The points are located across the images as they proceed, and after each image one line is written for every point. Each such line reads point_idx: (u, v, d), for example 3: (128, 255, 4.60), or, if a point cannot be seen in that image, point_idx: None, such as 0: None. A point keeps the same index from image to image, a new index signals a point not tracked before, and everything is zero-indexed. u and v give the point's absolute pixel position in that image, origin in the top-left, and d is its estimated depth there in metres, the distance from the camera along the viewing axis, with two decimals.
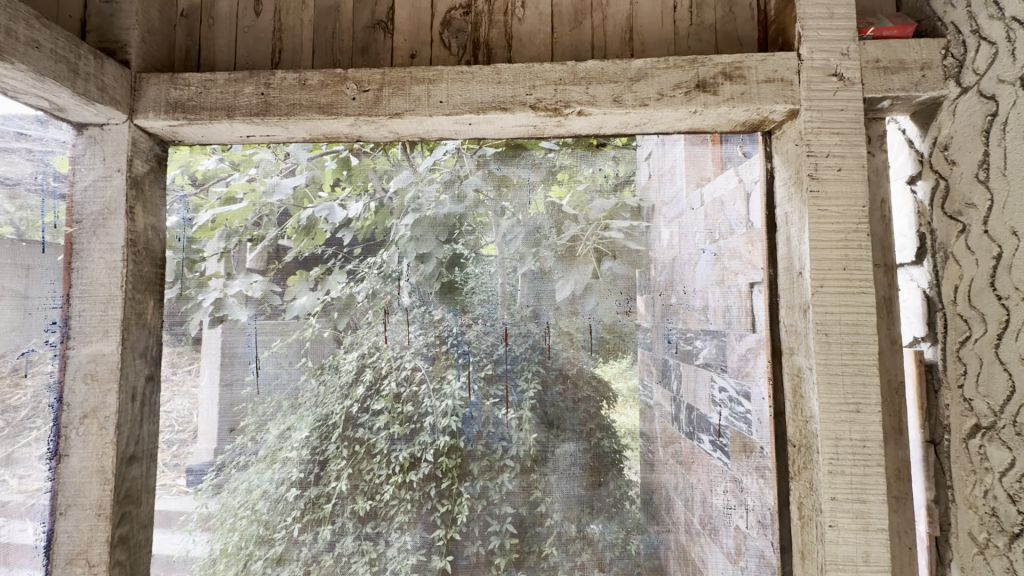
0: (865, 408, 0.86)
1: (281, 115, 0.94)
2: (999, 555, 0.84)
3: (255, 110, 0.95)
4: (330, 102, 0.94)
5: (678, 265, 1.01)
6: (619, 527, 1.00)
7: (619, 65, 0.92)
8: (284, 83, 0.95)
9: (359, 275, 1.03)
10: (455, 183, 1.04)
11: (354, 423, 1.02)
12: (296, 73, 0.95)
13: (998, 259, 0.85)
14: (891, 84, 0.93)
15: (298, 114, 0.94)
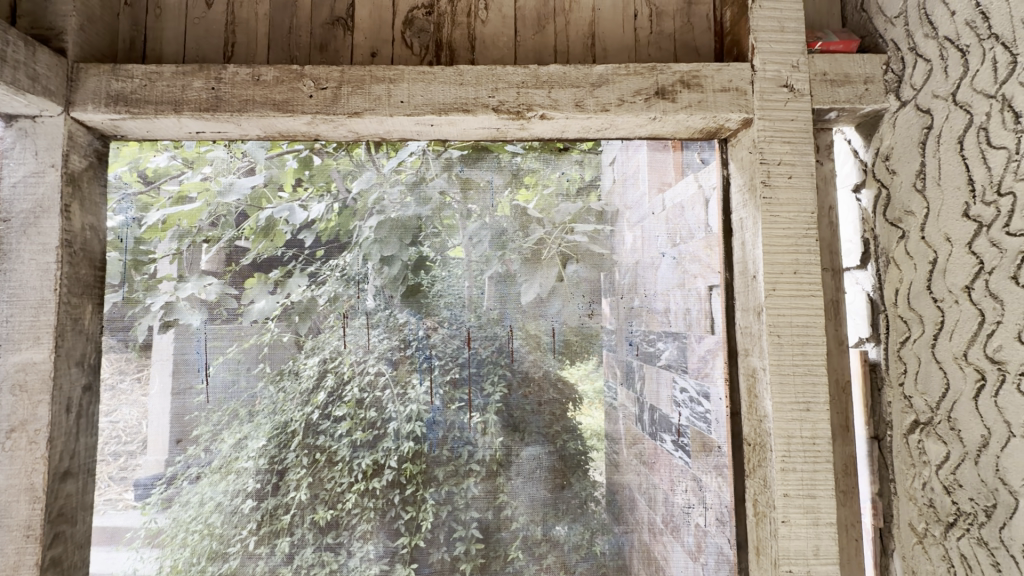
0: (814, 406, 0.90)
1: (234, 111, 0.91)
2: (936, 544, 0.90)
3: (205, 105, 0.91)
4: (286, 99, 0.92)
5: (642, 268, 1.02)
6: (584, 528, 1.00)
7: (581, 70, 0.94)
8: (236, 78, 0.92)
9: (321, 278, 1.00)
10: (421, 186, 1.03)
11: (315, 430, 0.99)
12: (250, 68, 0.92)
13: (934, 264, 0.90)
14: (837, 96, 0.98)
15: (251, 111, 0.91)
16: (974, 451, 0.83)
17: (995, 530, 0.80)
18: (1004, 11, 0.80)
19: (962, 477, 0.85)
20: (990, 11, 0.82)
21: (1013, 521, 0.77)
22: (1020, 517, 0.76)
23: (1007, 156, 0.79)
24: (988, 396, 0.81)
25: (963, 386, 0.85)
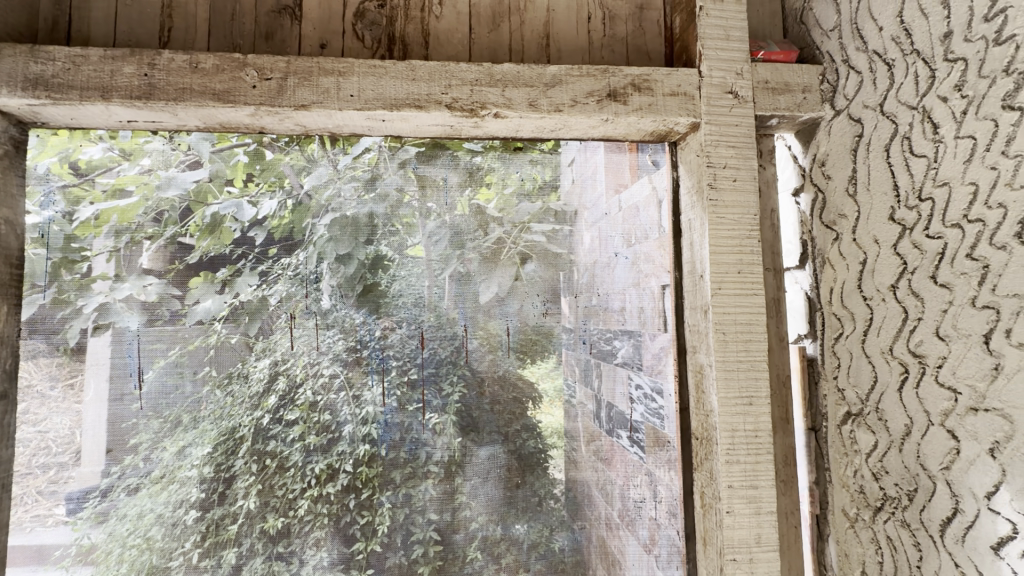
0: (756, 400, 0.94)
1: (170, 100, 0.86)
2: (865, 527, 0.96)
3: (137, 92, 0.86)
4: (226, 89, 0.88)
5: (599, 268, 1.03)
6: (543, 526, 1.00)
7: (534, 70, 0.94)
8: (172, 65, 0.87)
9: (272, 277, 0.96)
10: (376, 183, 1.00)
11: (265, 435, 0.95)
12: (187, 55, 0.87)
13: (864, 264, 0.96)
14: (778, 104, 1.03)
15: (188, 100, 0.87)
16: (898, 439, 0.89)
17: (916, 513, 0.86)
18: (925, 28, 0.86)
19: (888, 463, 0.91)
20: (912, 28, 0.88)
21: (932, 503, 0.83)
22: (937, 499, 0.82)
23: (926, 164, 0.85)
24: (910, 388, 0.87)
25: (890, 378, 0.91)
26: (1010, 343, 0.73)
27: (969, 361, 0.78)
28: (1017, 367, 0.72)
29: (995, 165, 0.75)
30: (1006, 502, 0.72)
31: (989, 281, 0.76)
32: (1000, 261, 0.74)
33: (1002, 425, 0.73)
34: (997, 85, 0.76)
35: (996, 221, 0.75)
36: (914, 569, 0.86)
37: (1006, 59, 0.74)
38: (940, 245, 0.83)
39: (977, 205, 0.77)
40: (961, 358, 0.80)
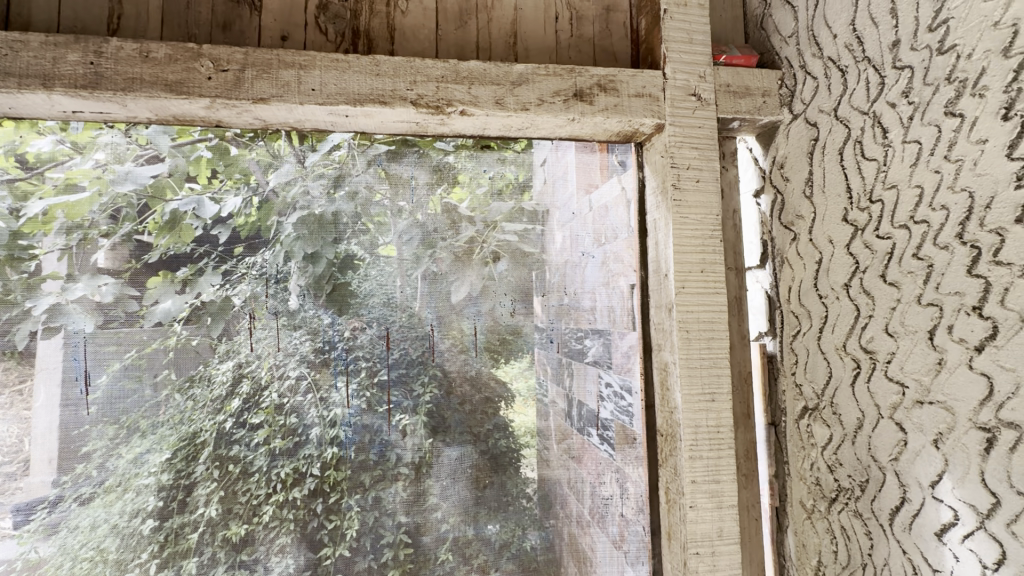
0: (718, 396, 0.96)
1: (118, 90, 0.82)
2: (821, 518, 1.00)
3: (82, 81, 0.81)
4: (180, 80, 0.84)
5: (570, 267, 1.04)
6: (515, 525, 1.00)
7: (501, 68, 0.94)
8: (120, 53, 0.83)
9: (236, 276, 0.93)
10: (344, 181, 0.98)
11: (228, 440, 0.91)
12: (137, 43, 0.83)
13: (820, 264, 1.00)
14: (739, 107, 1.06)
15: (138, 91, 0.83)
16: (851, 432, 0.93)
17: (868, 502, 0.90)
18: (875, 37, 0.90)
19: (842, 456, 0.95)
20: (864, 37, 0.92)
21: (882, 493, 0.87)
22: (887, 489, 0.86)
23: (877, 167, 0.89)
24: (863, 382, 0.91)
25: (843, 374, 0.95)
26: (952, 339, 0.77)
27: (915, 356, 0.82)
28: (958, 361, 0.76)
29: (939, 169, 0.79)
30: (949, 491, 0.76)
31: (933, 279, 0.79)
32: (943, 260, 0.78)
33: (944, 417, 0.77)
34: (939, 93, 0.79)
35: (939, 222, 0.78)
36: (866, 557, 0.90)
37: (948, 68, 0.78)
38: (889, 245, 0.86)
39: (923, 207, 0.81)
40: (908, 353, 0.83)
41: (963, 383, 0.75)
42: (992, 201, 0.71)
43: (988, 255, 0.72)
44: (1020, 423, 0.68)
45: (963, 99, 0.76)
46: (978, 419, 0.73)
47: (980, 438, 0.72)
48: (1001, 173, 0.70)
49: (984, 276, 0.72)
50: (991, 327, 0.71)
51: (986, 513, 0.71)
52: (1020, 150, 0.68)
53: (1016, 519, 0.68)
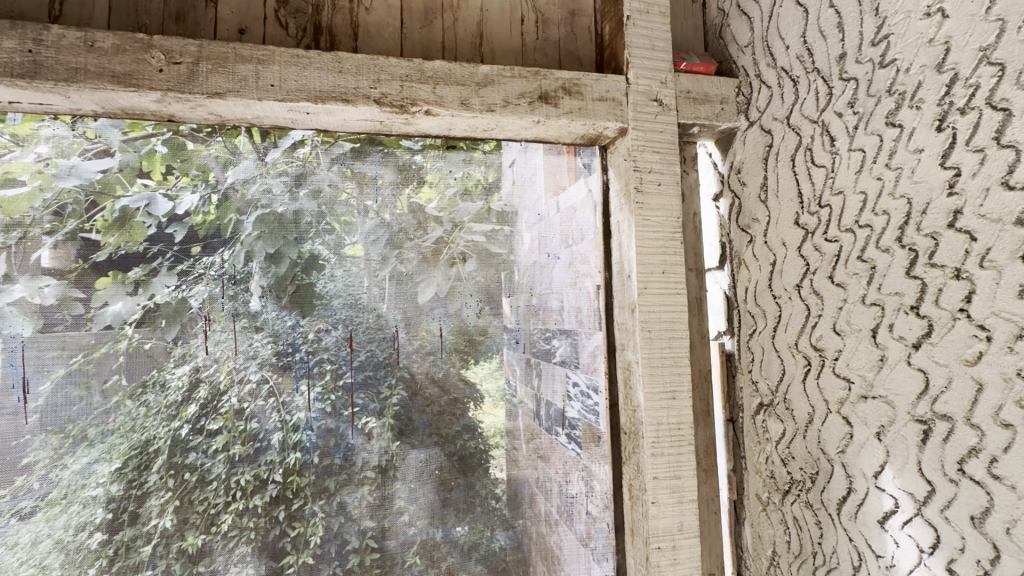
0: (679, 394, 0.99)
1: (60, 81, 0.78)
2: (776, 509, 1.03)
3: (19, 70, 0.77)
4: (128, 71, 0.81)
5: (538, 268, 1.04)
6: (483, 526, 1.00)
7: (466, 69, 0.93)
8: (62, 41, 0.78)
9: (193, 276, 0.90)
10: (307, 179, 0.95)
11: (184, 447, 0.88)
12: (81, 32, 0.79)
13: (774, 265, 1.04)
14: (699, 112, 1.09)
15: (82, 81, 0.79)
16: (803, 427, 0.97)
17: (818, 493, 0.94)
18: (824, 49, 0.94)
19: (794, 449, 0.99)
20: (813, 49, 0.96)
21: (831, 484, 0.91)
22: (835, 480, 0.90)
23: (825, 173, 0.93)
24: (813, 379, 0.95)
25: (796, 371, 0.98)
26: (892, 337, 0.80)
27: (860, 354, 0.86)
28: (898, 358, 0.79)
29: (881, 176, 0.83)
30: (890, 480, 0.80)
31: (876, 280, 0.83)
32: (884, 262, 0.82)
33: (886, 410, 0.81)
34: (881, 104, 0.83)
35: (881, 226, 0.82)
36: (816, 546, 0.94)
37: (889, 80, 0.82)
38: (836, 248, 0.90)
39: (866, 211, 0.85)
40: (854, 351, 0.87)
41: (902, 378, 0.79)
42: (927, 207, 0.75)
43: (924, 258, 0.76)
44: (951, 415, 0.72)
45: (902, 111, 0.80)
46: (916, 412, 0.77)
47: (917, 430, 0.76)
48: (934, 180, 0.75)
49: (921, 277, 0.76)
50: (927, 325, 0.75)
51: (923, 500, 0.75)
52: (952, 159, 0.72)
53: (948, 506, 0.72)
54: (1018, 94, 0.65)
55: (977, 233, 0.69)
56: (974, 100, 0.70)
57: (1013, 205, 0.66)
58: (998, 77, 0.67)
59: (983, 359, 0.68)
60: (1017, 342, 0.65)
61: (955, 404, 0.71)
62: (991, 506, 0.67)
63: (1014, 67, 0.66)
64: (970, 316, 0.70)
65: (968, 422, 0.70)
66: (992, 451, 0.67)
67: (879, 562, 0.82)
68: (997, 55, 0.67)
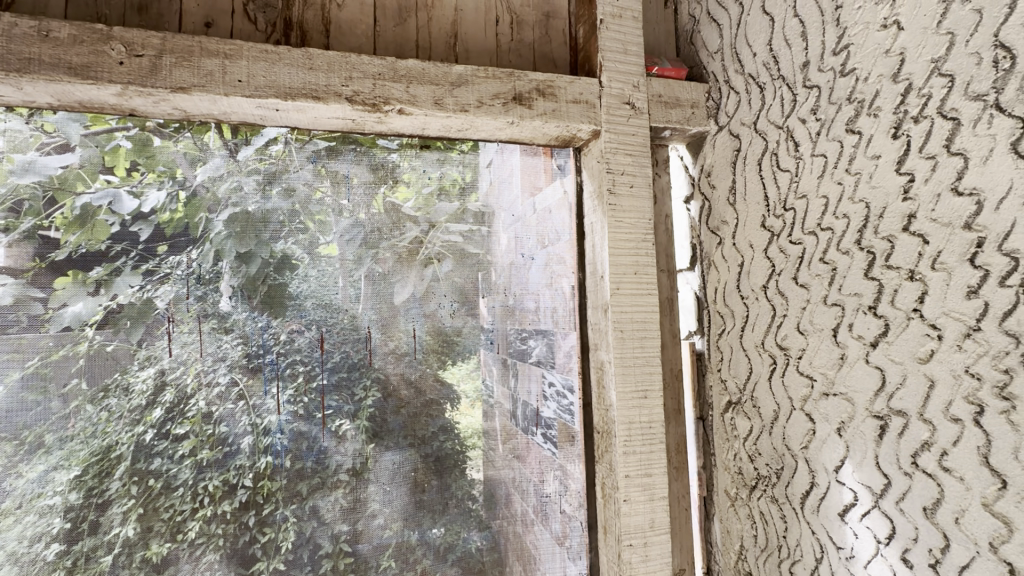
0: (650, 393, 1.00)
1: (11, 71, 0.75)
2: (743, 505, 1.06)
3: None
4: (86, 63, 0.78)
5: (514, 268, 1.05)
6: (459, 527, 0.99)
7: (440, 69, 0.93)
8: (15, 30, 0.75)
9: (159, 276, 0.87)
10: (279, 177, 0.94)
11: (148, 452, 0.85)
12: (35, 21, 0.76)
13: (741, 266, 1.06)
14: (670, 116, 1.11)
15: (37, 72, 0.75)
16: (768, 424, 1.00)
17: (783, 488, 0.96)
18: (789, 56, 0.97)
19: (761, 446, 1.01)
20: (779, 56, 0.98)
21: (795, 479, 0.94)
22: (799, 475, 0.93)
23: (790, 177, 0.96)
24: (778, 377, 0.97)
25: (762, 369, 1.01)
26: (852, 336, 0.83)
27: (822, 352, 0.89)
28: (857, 356, 0.82)
29: (842, 181, 0.86)
30: (850, 474, 0.83)
31: (837, 281, 0.86)
32: (845, 264, 0.85)
33: (846, 407, 0.84)
34: (842, 111, 0.86)
35: (841, 230, 0.85)
36: (781, 539, 0.96)
37: (849, 89, 0.85)
38: (800, 250, 0.93)
39: (828, 215, 0.88)
40: (816, 349, 0.90)
41: (861, 375, 0.82)
42: (884, 212, 0.79)
43: (881, 260, 0.79)
44: (906, 411, 0.75)
45: (861, 118, 0.83)
46: (874, 408, 0.79)
47: (874, 425, 0.79)
48: (891, 186, 0.78)
49: (878, 279, 0.79)
50: (883, 325, 0.78)
51: (880, 492, 0.78)
52: (906, 165, 0.75)
53: (903, 497, 0.75)
54: (965, 104, 0.68)
55: (929, 236, 0.72)
56: (927, 109, 0.73)
57: (962, 210, 0.68)
58: (949, 88, 0.70)
59: (935, 357, 0.71)
60: (965, 340, 0.68)
61: (909, 400, 0.74)
62: (942, 498, 0.70)
63: (962, 78, 0.69)
64: (922, 315, 0.73)
65: (921, 417, 0.73)
66: (943, 445, 0.70)
67: (839, 554, 0.85)
68: (947, 66, 0.70)
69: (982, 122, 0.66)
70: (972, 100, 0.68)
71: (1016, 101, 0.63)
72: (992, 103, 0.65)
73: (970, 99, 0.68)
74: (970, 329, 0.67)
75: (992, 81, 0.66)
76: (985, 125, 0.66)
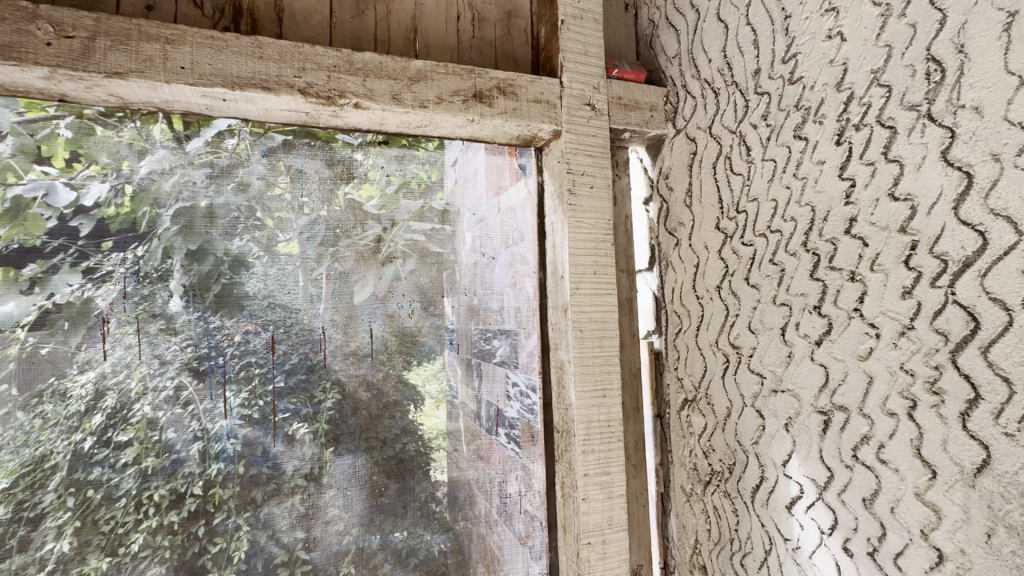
0: (609, 392, 1.01)
1: None
2: (698, 500, 1.08)
3: None
4: (10, 43, 0.72)
5: (478, 268, 1.04)
6: (421, 531, 0.97)
7: (398, 63, 0.91)
8: None
9: (101, 274, 0.82)
10: (235, 171, 0.90)
11: (87, 462, 0.80)
12: None
13: (697, 267, 1.09)
14: (629, 119, 1.13)
15: None
16: (722, 420, 1.02)
17: (735, 483, 0.99)
18: (741, 63, 0.99)
19: (714, 442, 1.04)
20: (732, 63, 1.01)
21: (746, 474, 0.96)
22: (749, 470, 0.96)
23: (742, 181, 0.98)
24: (731, 375, 1.00)
25: (716, 367, 1.04)
26: (799, 335, 0.86)
27: (772, 350, 0.91)
28: (804, 354, 0.86)
29: (790, 186, 0.88)
30: (796, 468, 0.86)
31: (785, 282, 0.89)
32: (792, 265, 0.88)
33: (792, 403, 0.87)
34: (790, 118, 0.89)
35: (790, 231, 0.88)
36: (734, 532, 0.99)
37: (797, 96, 0.88)
38: (752, 252, 0.96)
39: (777, 217, 0.91)
40: (766, 348, 0.93)
41: (807, 372, 0.85)
42: (828, 215, 0.82)
43: (825, 261, 0.82)
44: (847, 406, 0.78)
45: (807, 125, 0.86)
46: (818, 404, 0.83)
47: (818, 420, 0.82)
48: (834, 190, 0.81)
49: (822, 280, 0.82)
50: (827, 324, 0.81)
51: (824, 485, 0.81)
52: (848, 171, 0.79)
53: (845, 489, 0.78)
54: (901, 114, 0.72)
55: (869, 239, 0.76)
56: (867, 118, 0.76)
57: (897, 214, 0.72)
58: (887, 97, 0.74)
59: (873, 354, 0.74)
60: (900, 338, 0.71)
61: (850, 395, 0.77)
62: (880, 488, 0.73)
63: (898, 89, 0.72)
64: (862, 315, 0.76)
65: (861, 412, 0.76)
66: (880, 438, 0.73)
67: (787, 545, 0.88)
68: (886, 77, 0.74)
69: (916, 131, 0.70)
70: (907, 110, 0.71)
71: (945, 111, 0.66)
72: (924, 113, 0.69)
73: (905, 108, 0.71)
74: (905, 328, 0.70)
75: (925, 93, 0.69)
76: (918, 133, 0.69)
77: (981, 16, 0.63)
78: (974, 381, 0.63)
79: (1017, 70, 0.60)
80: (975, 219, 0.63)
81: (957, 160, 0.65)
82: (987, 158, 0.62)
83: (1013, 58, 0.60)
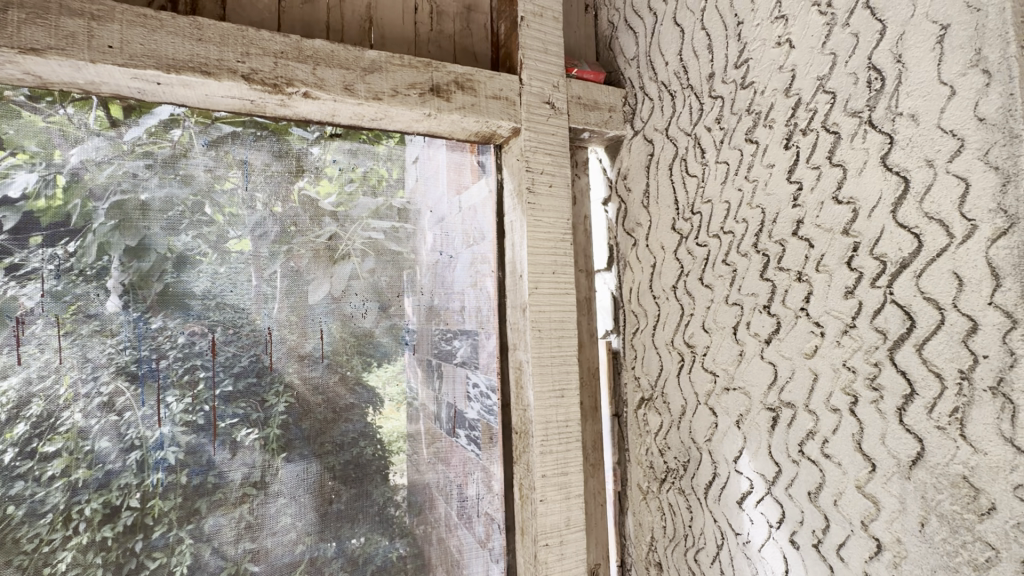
0: (566, 393, 1.01)
1: None
2: (654, 497, 1.09)
3: None
4: None
5: (438, 268, 1.01)
6: (377, 538, 0.94)
7: (351, 52, 0.88)
8: None
9: (26, 271, 0.76)
10: (180, 163, 0.84)
11: (6, 475, 0.74)
12: None
13: (653, 267, 1.10)
14: (589, 119, 1.13)
15: None
16: (677, 418, 1.03)
17: (689, 480, 1.00)
18: (696, 66, 1.00)
19: (670, 440, 1.05)
20: (688, 66, 1.02)
21: (699, 471, 0.98)
22: (703, 467, 0.97)
23: (697, 182, 1.00)
24: (685, 373, 1.01)
25: (672, 366, 1.05)
26: (749, 334, 0.88)
27: (724, 349, 0.93)
28: (753, 352, 0.87)
29: (741, 188, 0.90)
30: (747, 464, 0.88)
31: (737, 282, 0.91)
32: (744, 265, 0.89)
33: (743, 401, 0.89)
34: (742, 121, 0.91)
35: (741, 233, 0.90)
36: (688, 528, 1.00)
37: (748, 101, 0.90)
38: (706, 252, 0.97)
39: (729, 218, 0.92)
40: (719, 347, 0.94)
41: (756, 370, 0.86)
42: (777, 216, 0.84)
43: (775, 262, 0.84)
44: (795, 403, 0.80)
45: (758, 129, 0.88)
46: (767, 401, 0.84)
47: (767, 416, 0.84)
48: (783, 193, 0.83)
49: (772, 280, 0.84)
50: (776, 323, 0.83)
51: (772, 479, 0.83)
52: (796, 174, 0.81)
53: (792, 483, 0.80)
54: (845, 120, 0.74)
55: (814, 240, 0.78)
56: (813, 123, 0.78)
57: (841, 217, 0.74)
58: (831, 104, 0.76)
59: (818, 352, 0.76)
60: (843, 336, 0.73)
61: (797, 393, 0.79)
62: (824, 482, 0.75)
63: (842, 96, 0.74)
64: (809, 314, 0.78)
65: (807, 408, 0.78)
66: (825, 434, 0.75)
67: (738, 539, 0.89)
68: (830, 84, 0.76)
69: (859, 136, 0.72)
70: (850, 117, 0.73)
71: (885, 118, 0.69)
72: (866, 119, 0.71)
73: (849, 115, 0.73)
74: (847, 327, 0.73)
75: (867, 100, 0.71)
76: (861, 139, 0.72)
77: (917, 27, 0.65)
78: (909, 377, 0.65)
79: (949, 80, 0.62)
80: (911, 222, 0.65)
81: (896, 165, 0.67)
82: (922, 163, 0.64)
83: (945, 69, 0.62)
